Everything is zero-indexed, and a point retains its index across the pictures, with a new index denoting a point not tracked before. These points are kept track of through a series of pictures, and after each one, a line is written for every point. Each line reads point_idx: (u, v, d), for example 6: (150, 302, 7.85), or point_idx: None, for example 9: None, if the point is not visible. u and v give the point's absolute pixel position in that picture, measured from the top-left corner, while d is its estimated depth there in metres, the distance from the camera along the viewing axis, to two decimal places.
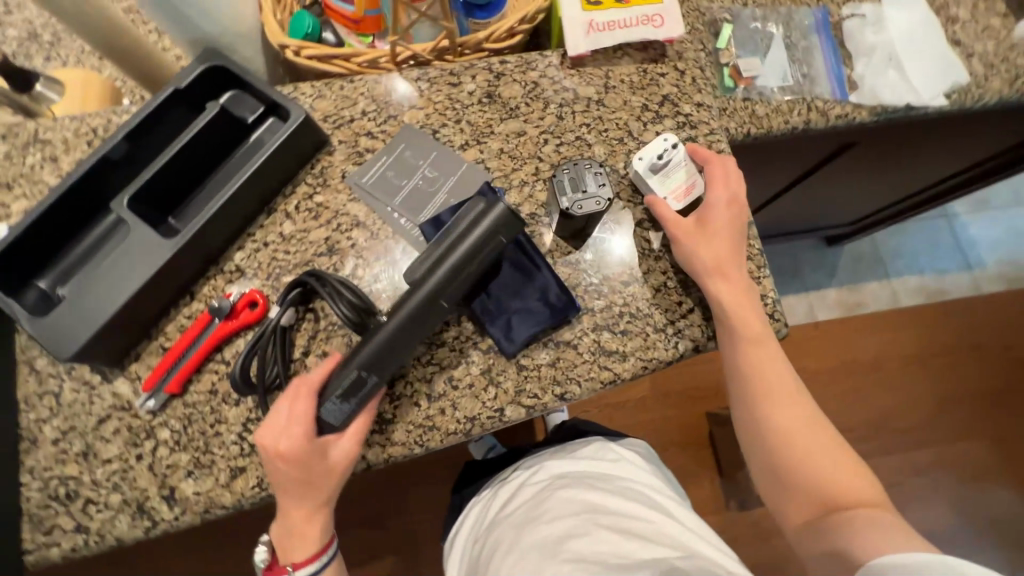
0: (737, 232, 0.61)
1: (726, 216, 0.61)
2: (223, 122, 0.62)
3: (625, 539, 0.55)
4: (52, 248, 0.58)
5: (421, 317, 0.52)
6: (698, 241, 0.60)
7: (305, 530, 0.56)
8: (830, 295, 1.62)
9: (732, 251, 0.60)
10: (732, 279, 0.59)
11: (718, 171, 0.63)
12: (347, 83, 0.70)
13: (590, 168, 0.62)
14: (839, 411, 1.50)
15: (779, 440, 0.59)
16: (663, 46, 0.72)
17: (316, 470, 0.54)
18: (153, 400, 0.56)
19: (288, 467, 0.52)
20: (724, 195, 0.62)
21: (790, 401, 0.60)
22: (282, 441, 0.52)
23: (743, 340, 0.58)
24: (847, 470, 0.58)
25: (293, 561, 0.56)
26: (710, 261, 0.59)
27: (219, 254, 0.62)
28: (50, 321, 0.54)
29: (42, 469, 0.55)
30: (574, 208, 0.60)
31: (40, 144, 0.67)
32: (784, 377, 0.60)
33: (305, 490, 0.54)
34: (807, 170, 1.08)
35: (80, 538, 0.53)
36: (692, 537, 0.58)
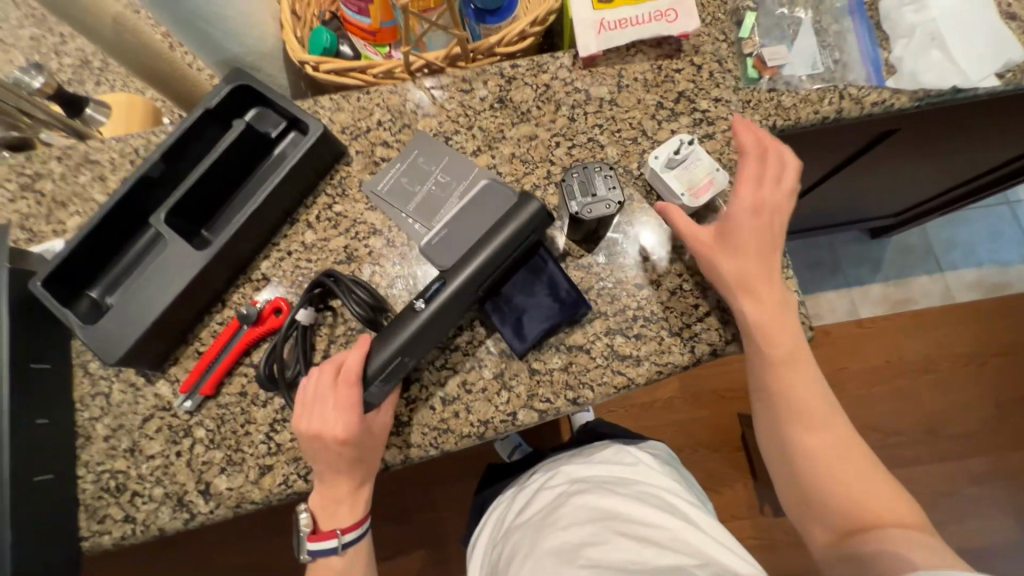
0: (770, 241, 0.58)
1: (757, 225, 0.58)
2: (249, 138, 0.65)
3: (643, 547, 0.54)
4: (100, 261, 0.64)
5: (456, 302, 0.55)
6: (722, 252, 0.58)
7: (352, 501, 0.58)
8: (874, 292, 1.52)
9: (761, 264, 0.57)
10: (761, 296, 0.57)
11: (752, 169, 0.60)
12: (363, 95, 0.72)
13: (599, 170, 0.61)
14: (882, 415, 1.41)
15: (809, 461, 0.57)
16: (679, 40, 0.70)
17: (365, 447, 0.56)
18: (189, 401, 0.60)
19: (340, 446, 0.54)
20: (768, 197, 0.58)
21: (824, 420, 0.57)
22: (337, 424, 0.53)
23: (771, 360, 0.57)
24: (885, 492, 0.54)
25: (341, 525, 0.58)
26: (737, 272, 0.57)
27: (247, 263, 0.66)
28: (99, 328, 0.59)
29: (95, 463, 0.60)
30: (586, 210, 0.59)
31: (90, 164, 0.73)
32: (819, 397, 0.58)
33: (354, 464, 0.56)
34: (842, 161, 1.02)
35: (128, 527, 0.58)
36: (712, 544, 0.57)
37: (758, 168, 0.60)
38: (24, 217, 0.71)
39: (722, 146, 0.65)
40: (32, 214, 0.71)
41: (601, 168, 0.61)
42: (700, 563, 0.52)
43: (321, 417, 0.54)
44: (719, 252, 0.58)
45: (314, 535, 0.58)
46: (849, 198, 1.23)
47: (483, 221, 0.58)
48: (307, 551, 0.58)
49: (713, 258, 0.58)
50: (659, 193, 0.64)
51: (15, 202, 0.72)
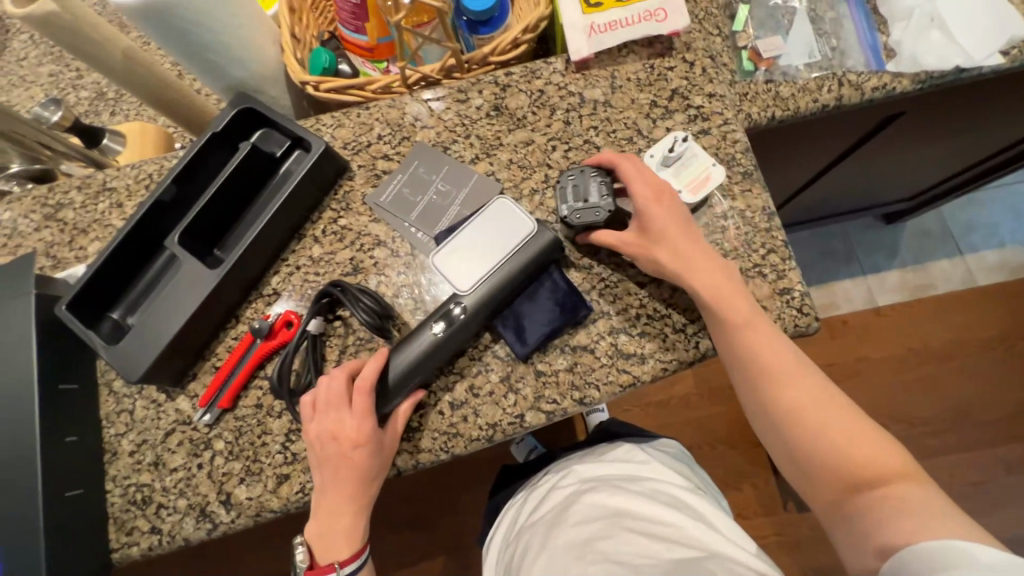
0: (679, 216, 0.58)
1: (664, 210, 0.58)
2: (255, 159, 0.68)
3: (651, 542, 0.54)
4: (119, 284, 0.66)
5: (467, 324, 0.57)
6: (652, 244, 0.58)
7: (349, 536, 0.59)
8: (890, 279, 1.49)
9: (688, 240, 0.57)
10: (702, 269, 0.56)
11: (628, 166, 0.60)
12: (363, 111, 0.74)
13: (595, 175, 0.62)
14: (904, 404, 1.38)
15: (789, 425, 0.56)
16: (670, 39, 0.71)
17: (374, 464, 0.57)
18: (208, 414, 0.63)
19: (354, 453, 0.56)
20: (643, 185, 0.59)
21: (795, 377, 0.56)
22: (353, 431, 0.56)
23: (729, 331, 0.55)
24: (868, 438, 0.54)
25: (338, 559, 0.60)
26: (672, 254, 0.57)
27: (258, 279, 0.68)
28: (121, 348, 0.61)
29: (122, 477, 0.63)
30: (571, 216, 0.61)
31: (109, 191, 0.76)
32: (785, 353, 0.56)
33: (360, 486, 0.58)
34: (847, 148, 1.01)
35: (155, 538, 0.60)
36: (723, 539, 0.56)
37: (631, 164, 0.60)
38: (49, 244, 0.75)
39: (718, 140, 0.65)
40: (56, 241, 0.75)
41: (598, 170, 0.62)
42: (710, 556, 0.52)
43: (339, 420, 0.56)
44: (649, 250, 0.58)
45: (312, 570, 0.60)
46: (858, 184, 1.21)
47: (496, 243, 0.58)
48: None
49: (649, 255, 0.58)
50: None
51: (40, 231, 0.75)
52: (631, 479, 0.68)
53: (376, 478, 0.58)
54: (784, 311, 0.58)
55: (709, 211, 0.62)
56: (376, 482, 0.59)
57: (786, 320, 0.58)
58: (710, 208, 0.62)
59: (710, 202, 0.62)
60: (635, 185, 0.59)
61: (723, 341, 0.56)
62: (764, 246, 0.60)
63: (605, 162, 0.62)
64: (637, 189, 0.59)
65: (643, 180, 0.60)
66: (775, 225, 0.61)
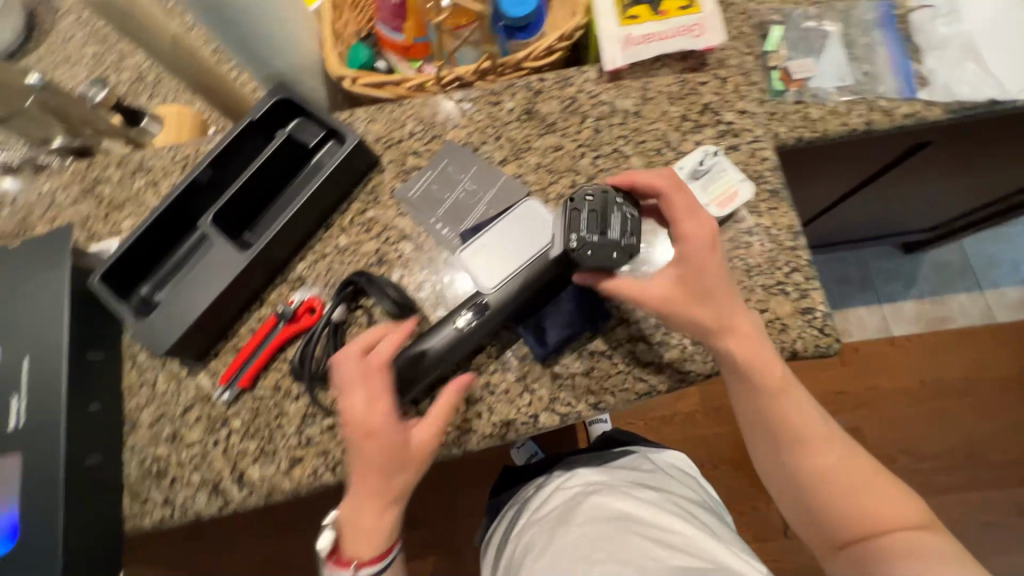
0: (722, 267, 0.55)
1: (712, 257, 0.55)
2: (290, 148, 0.70)
3: (659, 551, 0.54)
4: (151, 260, 0.68)
5: (487, 322, 0.57)
6: (694, 298, 0.54)
7: (372, 535, 0.56)
8: (907, 309, 1.47)
9: (729, 295, 0.55)
10: (743, 330, 0.54)
11: (679, 202, 0.57)
12: (397, 107, 0.75)
13: (614, 208, 0.57)
14: (914, 436, 1.35)
15: (816, 487, 0.56)
16: (703, 54, 0.72)
17: (396, 459, 0.55)
18: (227, 392, 0.64)
19: (370, 441, 0.54)
20: (696, 225, 0.55)
21: (824, 438, 0.57)
22: (365, 410, 0.54)
23: (766, 396, 0.56)
24: (889, 490, 0.55)
25: (359, 557, 0.57)
26: (712, 320, 0.54)
27: (284, 264, 0.69)
28: (148, 322, 0.63)
29: (140, 448, 0.64)
30: (584, 250, 0.55)
31: (146, 170, 0.78)
32: (813, 416, 0.57)
33: (383, 481, 0.55)
34: (868, 175, 1.02)
35: (168, 511, 0.61)
36: (731, 553, 0.56)
37: (683, 199, 0.57)
38: (84, 217, 0.77)
39: (747, 157, 0.66)
40: (92, 215, 0.77)
41: (617, 203, 0.57)
42: (718, 570, 0.52)
43: (353, 403, 0.54)
44: (687, 301, 0.54)
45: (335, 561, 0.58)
46: (882, 211, 1.20)
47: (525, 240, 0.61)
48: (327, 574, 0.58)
49: (685, 309, 0.54)
50: None
51: (78, 204, 0.78)
52: (636, 486, 0.67)
53: (397, 469, 0.55)
54: (805, 331, 0.58)
55: (735, 226, 0.62)
56: (402, 479, 0.56)
57: (807, 339, 0.58)
58: (736, 223, 0.62)
59: (736, 217, 0.62)
60: (683, 224, 0.56)
61: (756, 403, 0.57)
62: (787, 264, 0.60)
63: (649, 186, 0.58)
64: (685, 229, 0.56)
65: (696, 218, 0.56)
66: (800, 245, 0.61)
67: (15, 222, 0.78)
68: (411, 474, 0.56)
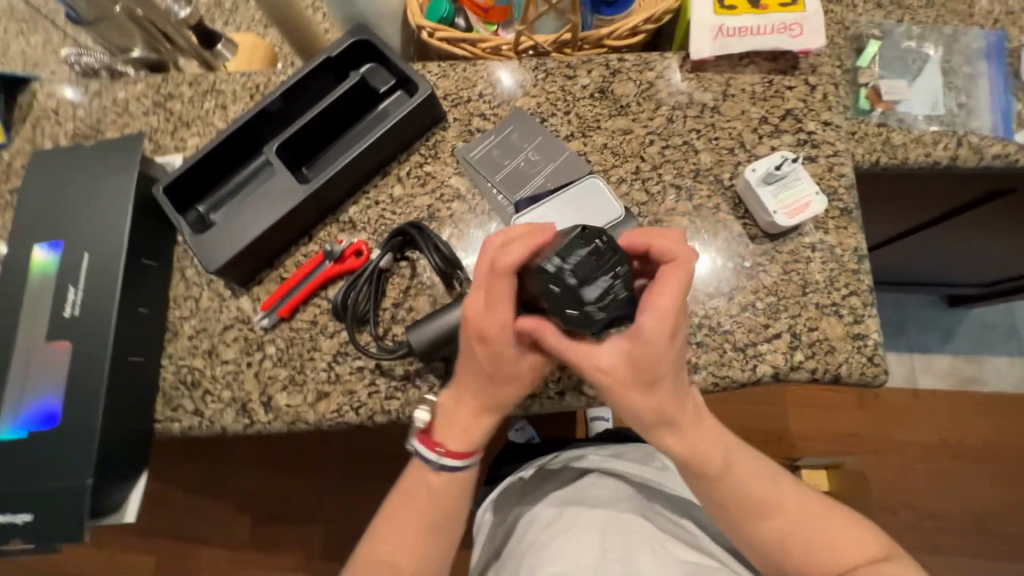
0: (678, 356, 0.48)
1: (670, 346, 0.47)
2: (360, 90, 0.70)
3: (670, 544, 0.56)
4: (212, 180, 0.70)
5: None
6: (633, 386, 0.49)
7: (468, 431, 0.57)
8: (941, 362, 1.37)
9: (676, 385, 0.50)
10: (684, 420, 0.51)
11: (675, 271, 0.47)
12: (470, 66, 0.74)
13: (613, 272, 0.46)
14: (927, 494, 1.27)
15: (782, 553, 0.53)
16: (796, 58, 0.68)
17: (505, 370, 0.52)
18: (267, 318, 0.65)
19: (484, 347, 0.51)
20: (664, 304, 0.46)
21: (778, 504, 0.53)
22: (484, 313, 0.50)
23: (708, 481, 0.53)
24: (850, 525, 0.53)
25: (444, 446, 0.58)
26: (650, 416, 0.50)
27: (337, 205, 0.70)
28: (203, 237, 0.65)
29: (178, 357, 0.66)
30: (551, 282, 0.45)
31: (216, 92, 0.79)
32: (764, 483, 0.54)
33: (489, 384, 0.54)
34: (934, 217, 0.95)
35: (196, 420, 0.64)
36: (729, 554, 0.60)
37: (675, 268, 0.48)
38: (153, 129, 0.78)
39: (822, 170, 0.63)
40: (160, 128, 0.78)
41: (619, 270, 0.46)
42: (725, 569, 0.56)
43: (474, 302, 0.50)
44: (626, 391, 0.49)
45: (423, 440, 0.59)
46: (943, 256, 1.12)
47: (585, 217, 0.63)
48: (412, 447, 0.60)
49: (623, 396, 0.49)
50: (747, 208, 0.63)
51: (147, 116, 0.79)
52: (640, 477, 0.69)
53: (503, 379, 0.53)
54: (853, 357, 0.57)
55: (798, 239, 0.61)
56: (509, 389, 0.54)
57: (853, 366, 0.56)
58: (800, 236, 0.61)
59: (802, 230, 0.61)
60: (658, 294, 0.47)
61: (700, 484, 0.54)
62: (847, 286, 0.59)
63: (661, 250, 0.49)
64: (660, 301, 0.46)
65: (678, 288, 0.47)
66: (863, 269, 0.59)
67: (88, 123, 0.80)
68: (516, 388, 0.55)
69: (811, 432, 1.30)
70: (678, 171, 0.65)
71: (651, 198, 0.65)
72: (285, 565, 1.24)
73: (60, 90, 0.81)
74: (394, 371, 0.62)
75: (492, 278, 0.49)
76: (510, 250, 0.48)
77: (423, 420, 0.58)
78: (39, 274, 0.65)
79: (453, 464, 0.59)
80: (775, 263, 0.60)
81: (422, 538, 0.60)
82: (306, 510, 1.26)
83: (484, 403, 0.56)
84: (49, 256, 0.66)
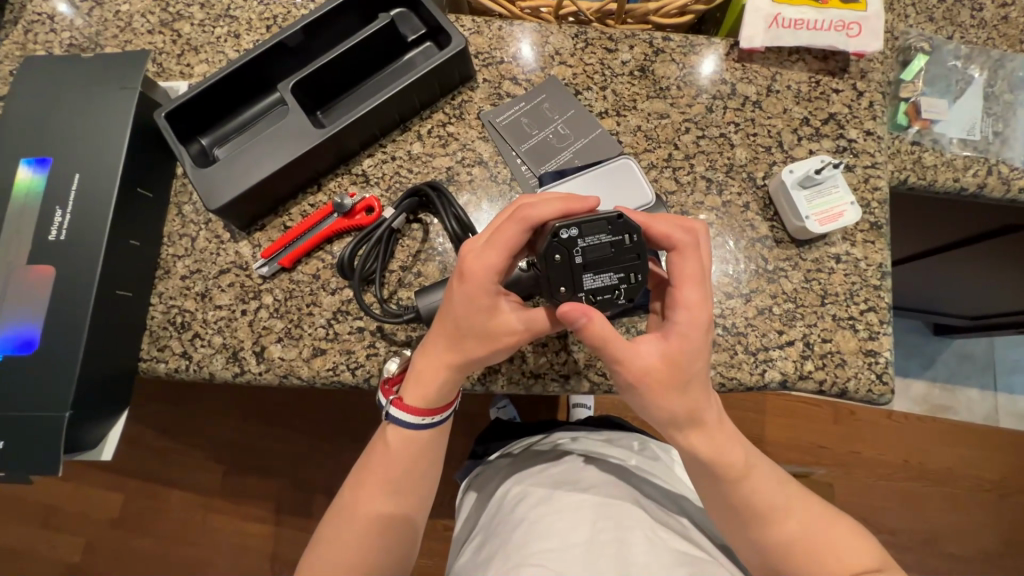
0: (707, 357, 0.49)
1: (702, 338, 0.47)
2: (389, 35, 0.65)
3: (664, 532, 0.57)
4: (220, 112, 0.66)
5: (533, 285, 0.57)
6: (669, 385, 0.47)
7: (424, 385, 0.54)
8: (916, 388, 1.36)
9: (706, 385, 0.49)
10: (710, 422, 0.50)
11: (687, 264, 0.48)
12: (505, 25, 0.69)
13: (623, 273, 0.48)
14: (891, 514, 1.28)
15: (785, 556, 0.53)
16: (848, 59, 0.66)
17: (476, 320, 0.50)
18: (267, 267, 0.62)
19: (463, 287, 0.50)
20: (697, 295, 0.48)
21: (786, 509, 0.53)
22: (476, 254, 0.49)
23: (726, 482, 0.52)
24: (846, 533, 0.54)
25: (399, 396, 0.56)
26: (682, 412, 0.48)
27: (350, 156, 0.66)
28: (204, 171, 0.60)
29: (168, 296, 0.63)
30: (558, 249, 0.47)
31: (230, 19, 0.73)
32: (772, 486, 0.54)
33: (457, 336, 0.52)
34: (937, 246, 0.91)
35: (183, 362, 0.61)
36: (712, 545, 0.62)
37: (696, 266, 0.48)
38: (157, 51, 0.73)
39: (858, 181, 0.62)
40: (165, 50, 0.73)
41: (629, 274, 0.48)
42: (715, 561, 0.57)
43: (473, 243, 0.50)
44: (659, 390, 0.47)
45: (385, 386, 0.58)
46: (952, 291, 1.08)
47: (613, 200, 0.60)
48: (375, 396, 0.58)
49: (658, 395, 0.47)
50: (777, 210, 0.61)
51: (152, 35, 0.73)
52: (631, 465, 0.69)
53: (471, 331, 0.51)
54: (862, 372, 0.56)
55: (824, 248, 0.60)
56: (477, 349, 0.51)
57: (861, 381, 0.56)
58: (826, 245, 0.60)
59: (828, 239, 0.60)
60: (683, 290, 0.48)
61: (716, 486, 0.53)
62: (866, 301, 0.58)
63: (663, 238, 0.49)
64: (687, 296, 0.48)
65: (701, 289, 0.48)
66: (885, 286, 0.59)
67: (86, 35, 0.73)
68: (481, 349, 0.51)
69: (788, 439, 1.30)
70: (710, 164, 0.63)
71: (680, 188, 0.63)
72: (256, 516, 1.24)
73: None
74: (396, 336, 0.60)
75: (506, 224, 0.49)
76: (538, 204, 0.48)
77: (392, 368, 0.58)
78: (23, 192, 0.60)
79: (402, 418, 0.56)
80: (798, 270, 0.59)
81: (408, 505, 0.59)
82: (281, 464, 1.25)
83: (447, 358, 0.53)
84: (34, 174, 0.61)
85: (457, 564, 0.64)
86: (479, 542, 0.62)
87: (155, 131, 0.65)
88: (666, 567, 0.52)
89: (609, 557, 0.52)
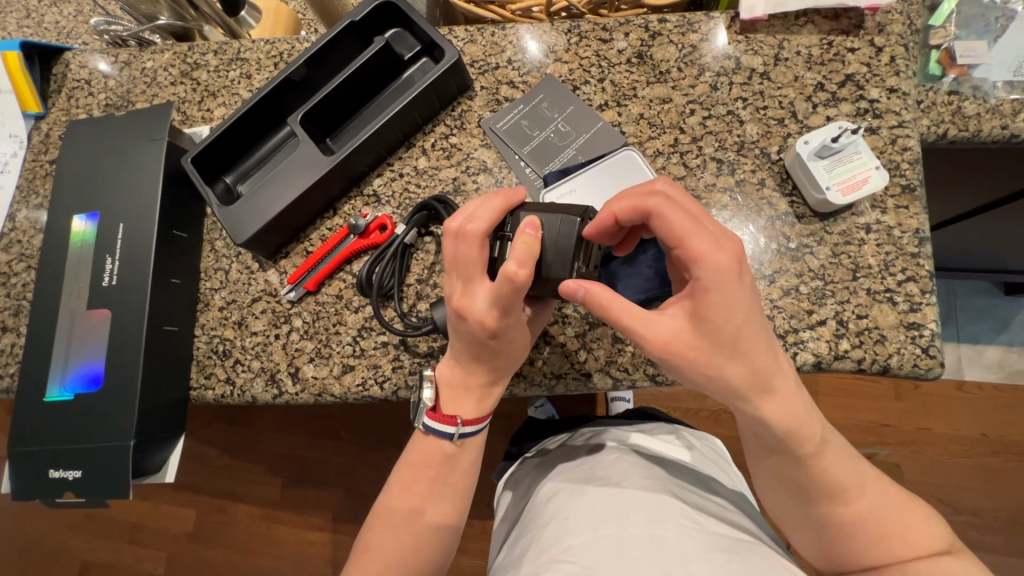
0: (750, 300, 0.45)
1: (735, 283, 0.44)
2: (386, 56, 0.67)
3: (697, 519, 0.55)
4: (240, 150, 0.70)
5: None
6: (710, 344, 0.45)
7: (482, 398, 0.59)
8: (989, 355, 1.24)
9: (761, 342, 0.46)
10: (776, 393, 0.47)
11: (673, 218, 0.46)
12: (498, 30, 0.70)
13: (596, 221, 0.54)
14: (969, 495, 1.17)
15: (839, 540, 0.51)
16: (862, 15, 0.62)
17: (512, 348, 0.54)
18: (293, 292, 0.66)
19: (495, 339, 0.52)
20: (705, 242, 0.45)
21: (846, 493, 0.50)
22: (491, 315, 0.50)
23: (793, 456, 0.49)
24: (906, 516, 0.51)
25: (462, 416, 0.59)
26: (743, 384, 0.46)
27: (361, 178, 0.68)
28: (229, 209, 0.64)
29: (209, 327, 0.67)
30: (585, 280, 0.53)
31: (241, 62, 0.78)
32: (842, 466, 0.50)
33: (497, 362, 0.55)
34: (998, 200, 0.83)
35: (228, 388, 0.65)
36: (762, 531, 0.60)
37: (680, 213, 0.46)
38: (181, 100, 0.78)
39: (884, 143, 0.58)
40: (187, 98, 0.78)
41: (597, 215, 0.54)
42: (759, 543, 0.55)
43: (472, 305, 0.50)
44: (705, 354, 0.46)
45: (433, 413, 0.59)
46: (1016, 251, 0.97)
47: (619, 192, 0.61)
48: (423, 424, 0.59)
49: (709, 364, 0.46)
50: (795, 183, 0.58)
51: (175, 86, 0.79)
52: (663, 453, 0.68)
53: (507, 357, 0.55)
54: (905, 347, 0.53)
55: (851, 219, 0.56)
56: (515, 362, 0.57)
57: (904, 357, 0.52)
58: (854, 215, 0.56)
59: (856, 209, 0.57)
60: (688, 243, 0.45)
61: (783, 461, 0.50)
62: (903, 271, 0.54)
63: (631, 212, 0.48)
64: (694, 248, 0.45)
65: (702, 231, 0.45)
66: (925, 252, 0.55)
67: (119, 94, 0.80)
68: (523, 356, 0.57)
69: (843, 419, 1.22)
70: (719, 144, 0.61)
71: (690, 172, 0.61)
72: (313, 525, 1.30)
73: (91, 60, 0.81)
74: (418, 348, 0.62)
75: (507, 293, 0.47)
76: (522, 269, 0.46)
77: (428, 396, 0.58)
78: (79, 243, 0.67)
79: (473, 431, 0.60)
80: (824, 245, 0.56)
81: (446, 507, 0.61)
82: (332, 475, 1.31)
83: (490, 381, 0.58)
84: (87, 226, 0.67)
85: (496, 561, 0.65)
86: (515, 538, 0.63)
87: (184, 175, 0.69)
88: (701, 554, 0.50)
89: (637, 545, 0.51)
